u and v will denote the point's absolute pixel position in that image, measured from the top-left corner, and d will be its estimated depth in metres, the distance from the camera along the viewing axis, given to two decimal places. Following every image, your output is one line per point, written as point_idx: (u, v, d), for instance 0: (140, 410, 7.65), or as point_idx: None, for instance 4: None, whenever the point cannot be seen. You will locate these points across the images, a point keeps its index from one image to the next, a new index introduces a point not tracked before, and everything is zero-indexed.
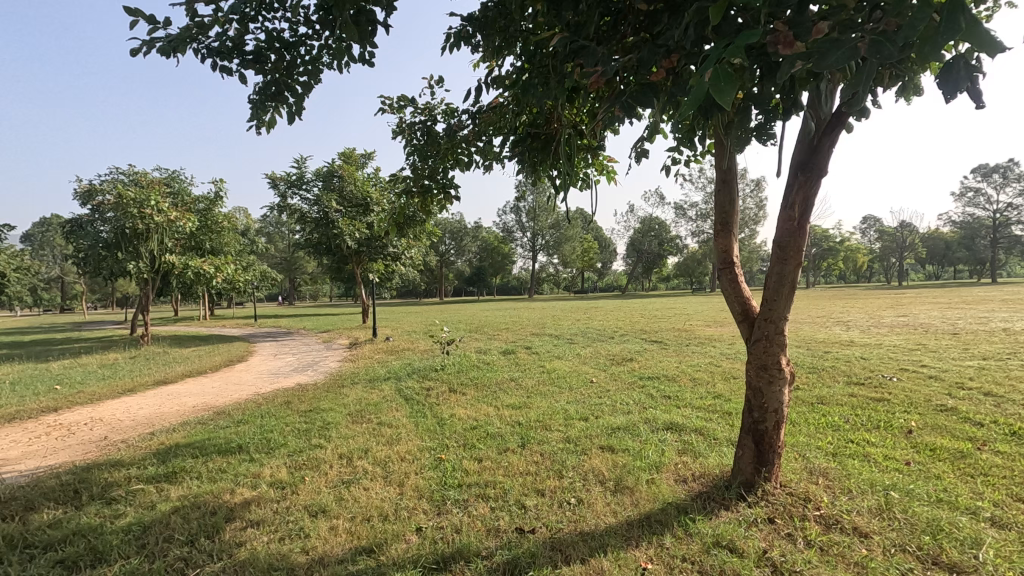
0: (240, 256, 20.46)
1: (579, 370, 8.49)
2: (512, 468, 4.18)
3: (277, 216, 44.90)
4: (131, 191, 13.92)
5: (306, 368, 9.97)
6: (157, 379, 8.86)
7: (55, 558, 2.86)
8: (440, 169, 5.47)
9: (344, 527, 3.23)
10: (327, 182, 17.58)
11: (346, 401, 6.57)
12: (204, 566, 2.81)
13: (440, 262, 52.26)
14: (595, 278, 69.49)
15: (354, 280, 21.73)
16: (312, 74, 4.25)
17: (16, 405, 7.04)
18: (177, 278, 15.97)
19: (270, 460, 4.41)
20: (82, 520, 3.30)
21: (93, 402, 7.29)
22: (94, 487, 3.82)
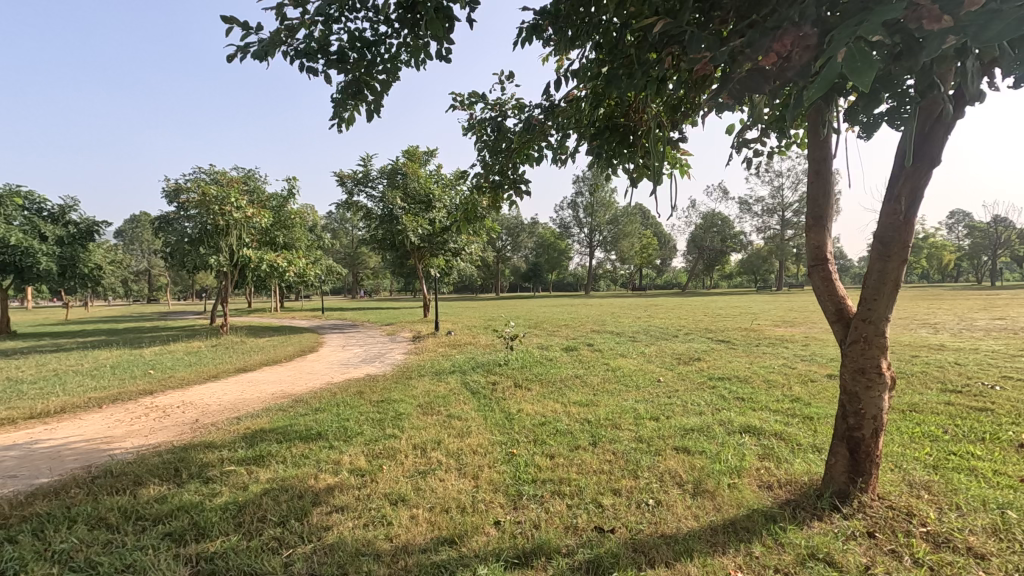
0: (309, 251, 21.35)
1: (645, 368, 8.30)
2: (585, 466, 4.13)
3: (342, 214, 46.77)
4: (213, 189, 14.81)
5: (374, 360, 10.29)
6: (238, 367, 9.39)
7: (164, 531, 3.07)
8: (511, 164, 5.47)
9: (424, 517, 3.29)
10: (392, 180, 18.02)
11: (415, 392, 6.71)
12: (295, 548, 2.93)
13: (496, 258, 52.64)
14: (653, 275, 67.98)
15: (415, 275, 22.20)
16: (391, 71, 4.37)
17: (117, 388, 7.67)
18: (253, 272, 16.89)
19: (349, 448, 4.57)
20: (184, 497, 3.53)
21: (183, 387, 7.83)
22: (192, 466, 4.08)
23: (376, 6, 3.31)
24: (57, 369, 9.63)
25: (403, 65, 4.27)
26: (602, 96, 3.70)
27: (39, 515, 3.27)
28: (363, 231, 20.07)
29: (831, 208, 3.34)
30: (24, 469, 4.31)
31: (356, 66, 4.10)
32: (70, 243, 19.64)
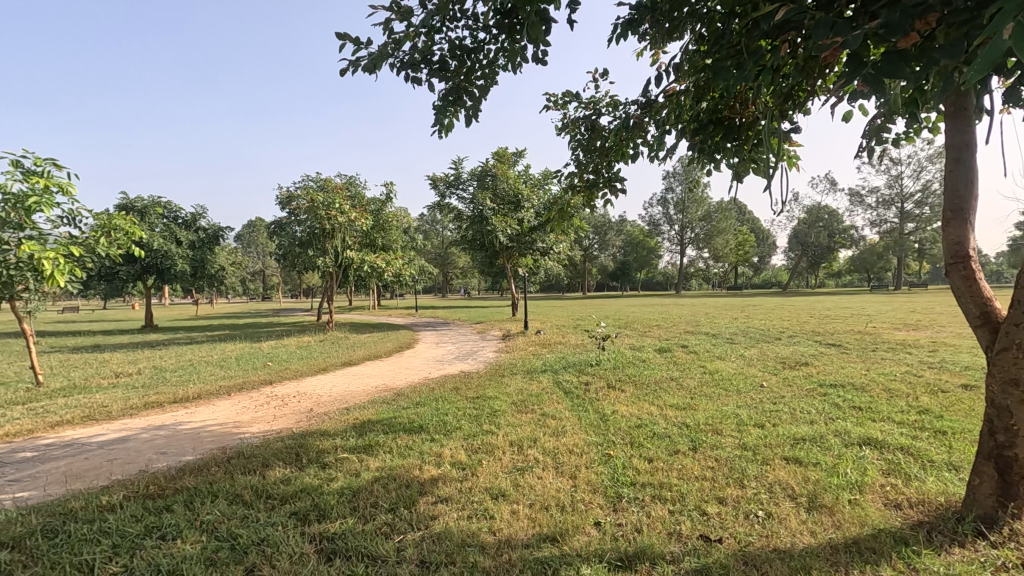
0: (404, 252, 22.36)
1: (745, 372, 7.88)
2: (686, 471, 4.01)
3: (433, 216, 48.67)
4: (321, 196, 15.96)
5: (467, 357, 10.60)
6: (344, 361, 10.07)
7: (290, 510, 3.36)
8: (606, 163, 5.42)
9: (525, 513, 3.35)
10: (482, 181, 18.46)
11: (508, 390, 6.83)
12: (406, 533, 3.10)
13: (583, 256, 52.19)
14: (749, 273, 64.32)
15: (503, 274, 22.57)
16: (490, 76, 4.48)
17: (243, 377, 8.51)
18: (354, 272, 18.01)
19: (449, 442, 4.75)
20: (305, 479, 3.85)
21: (297, 378, 8.53)
22: (310, 452, 4.44)
23: (476, 13, 3.40)
24: (192, 359, 10.83)
25: (500, 69, 4.36)
26: (705, 90, 3.55)
27: (188, 488, 3.70)
28: (453, 231, 20.74)
29: (974, 199, 2.98)
30: (173, 447, 4.90)
31: (456, 73, 4.24)
32: (201, 247, 22.01)
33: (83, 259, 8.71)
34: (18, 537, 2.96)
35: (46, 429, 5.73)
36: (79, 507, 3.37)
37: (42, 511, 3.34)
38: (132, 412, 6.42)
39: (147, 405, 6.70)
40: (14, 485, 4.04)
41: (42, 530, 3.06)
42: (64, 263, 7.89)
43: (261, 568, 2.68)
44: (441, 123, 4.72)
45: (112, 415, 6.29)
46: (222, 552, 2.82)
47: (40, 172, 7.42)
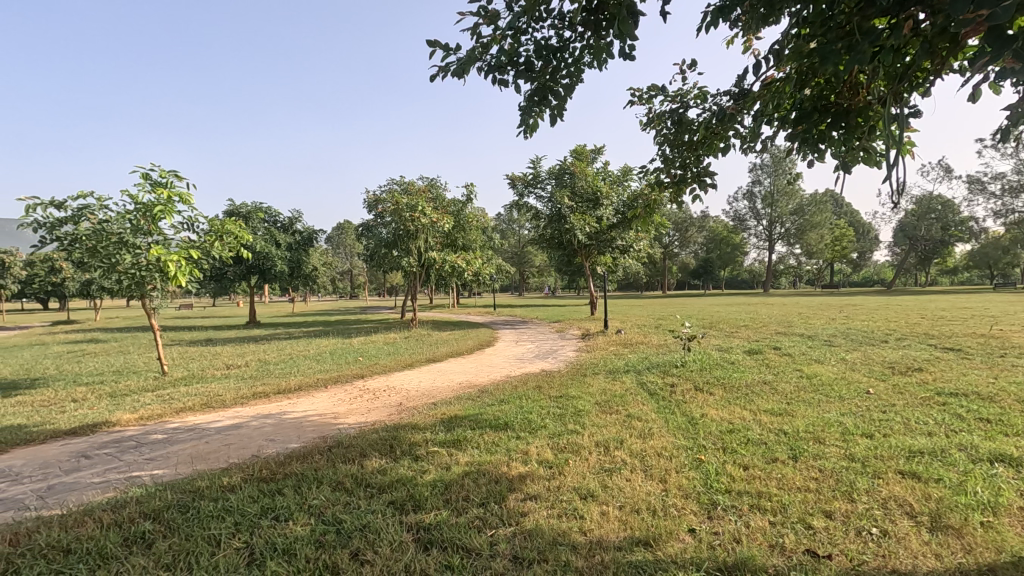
0: (483, 251, 22.73)
1: (849, 377, 7.31)
2: (787, 482, 3.78)
3: (510, 215, 49.30)
4: (406, 198, 16.63)
5: (547, 356, 10.62)
6: (428, 357, 10.43)
7: (388, 499, 3.53)
8: (693, 157, 5.22)
9: (615, 515, 3.31)
10: (560, 180, 18.47)
11: (591, 390, 6.77)
12: (498, 528, 3.16)
13: (663, 254, 50.62)
14: (847, 271, 59.61)
15: (581, 273, 22.38)
16: (575, 75, 4.47)
17: (338, 371, 9.04)
18: (436, 271, 18.57)
19: (534, 440, 4.78)
20: (400, 470, 4.02)
21: (386, 373, 8.94)
22: (403, 444, 4.63)
23: (563, 12, 3.40)
24: (291, 353, 11.65)
25: (586, 67, 4.33)
26: (810, 76, 3.32)
27: (296, 473, 3.98)
28: (531, 230, 20.87)
29: None
30: (280, 435, 5.30)
31: (542, 74, 4.26)
32: (297, 248, 23.63)
33: (201, 261, 9.62)
34: (158, 510, 3.32)
35: (172, 414, 6.39)
36: (205, 485, 3.72)
37: (175, 488, 3.73)
38: (243, 401, 7.02)
39: (256, 395, 7.30)
40: (150, 463, 4.55)
41: (176, 504, 3.41)
42: (185, 265, 8.86)
43: (366, 553, 2.83)
44: (526, 124, 4.77)
45: (226, 403, 6.89)
46: (330, 535, 3.01)
47: (165, 184, 8.30)
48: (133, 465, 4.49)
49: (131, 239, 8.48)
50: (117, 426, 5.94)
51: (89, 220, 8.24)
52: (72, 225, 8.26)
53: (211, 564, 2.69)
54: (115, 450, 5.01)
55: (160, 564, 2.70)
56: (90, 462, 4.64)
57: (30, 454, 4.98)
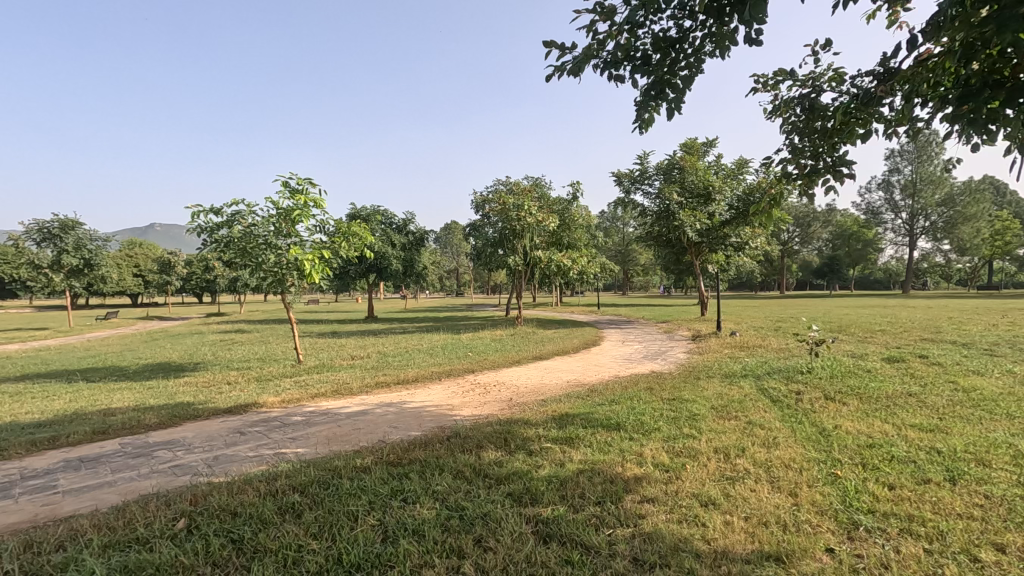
0: (588, 250, 22.57)
1: (1019, 392, 6.31)
2: (943, 506, 3.36)
3: (614, 212, 48.43)
4: (512, 198, 16.92)
5: (656, 357, 10.31)
6: (535, 355, 10.56)
7: (506, 491, 3.64)
8: (827, 145, 4.78)
9: (741, 526, 3.14)
10: (669, 175, 17.97)
11: (707, 394, 6.47)
12: (616, 528, 3.13)
13: (782, 251, 47.02)
14: (1012, 271, 51.25)
15: (690, 271, 21.45)
16: (695, 64, 4.30)
17: (450, 365, 9.45)
18: (541, 270, 18.72)
19: (648, 442, 4.68)
20: (515, 464, 4.13)
21: (495, 369, 9.19)
22: (516, 438, 4.74)
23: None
24: (407, 347, 12.35)
25: (708, 56, 4.15)
26: (978, 47, 2.88)
27: (419, 460, 4.22)
28: (638, 228, 20.38)
29: None
30: (402, 423, 5.66)
31: (659, 66, 4.15)
32: (410, 248, 25.02)
33: (331, 260, 10.49)
34: (303, 485, 3.69)
35: (308, 399, 7.07)
36: (341, 465, 4.07)
37: (317, 465, 4.12)
38: (367, 390, 7.58)
39: (378, 384, 7.85)
40: (293, 441, 5.06)
41: (318, 480, 3.76)
42: (317, 264, 9.72)
43: (488, 540, 2.94)
44: (641, 119, 4.67)
45: (352, 391, 7.48)
46: (454, 521, 3.16)
47: (302, 190, 9.16)
48: (279, 442, 5.03)
49: (274, 240, 9.48)
50: (264, 407, 6.68)
51: (240, 223, 9.34)
52: (227, 228, 9.40)
53: (352, 536, 2.95)
54: (264, 428, 5.64)
55: (309, 533, 3.00)
56: (245, 438, 5.26)
57: (197, 428, 5.75)
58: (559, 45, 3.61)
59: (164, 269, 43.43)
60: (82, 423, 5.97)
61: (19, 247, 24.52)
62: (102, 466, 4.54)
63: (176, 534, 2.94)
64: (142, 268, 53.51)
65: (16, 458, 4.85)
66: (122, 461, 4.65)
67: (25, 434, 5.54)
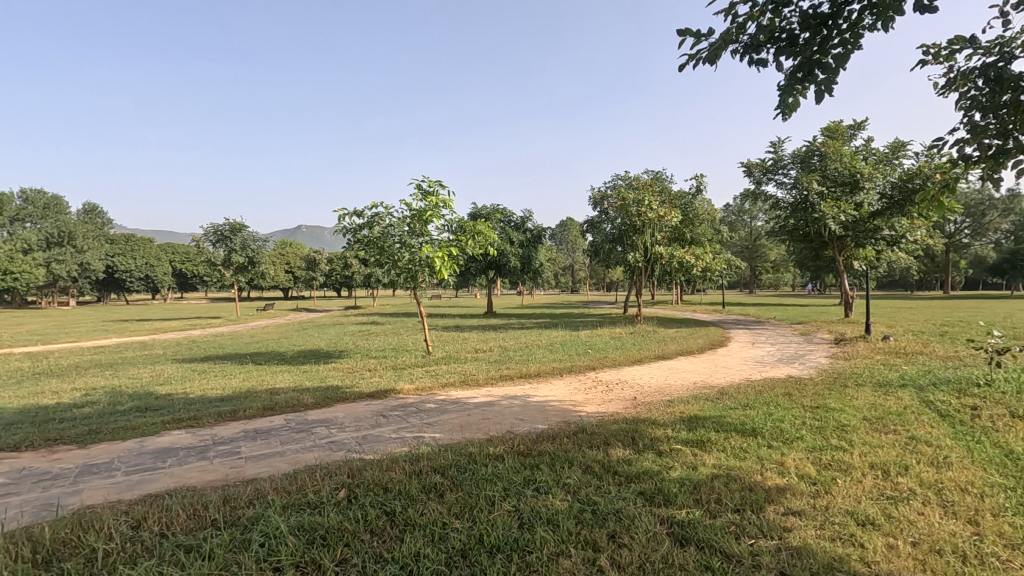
0: (712, 246, 21.39)
1: None
2: None
3: (741, 205, 45.53)
4: (632, 193, 16.48)
5: (793, 360, 9.53)
6: (657, 354, 10.26)
7: (637, 489, 3.60)
8: (1020, 121, 4.08)
9: (908, 552, 2.83)
10: (807, 163, 16.44)
11: (857, 404, 5.86)
12: (758, 539, 2.97)
13: (946, 245, 41.02)
14: None
15: (831, 269, 19.47)
16: (851, 41, 3.92)
17: (570, 362, 9.49)
18: (663, 267, 18.02)
19: (791, 452, 4.35)
20: (645, 463, 4.07)
21: (616, 367, 9.08)
22: (645, 438, 4.65)
23: None
24: (527, 342, 12.61)
25: (867, 31, 3.76)
26: None
27: (548, 452, 4.32)
28: (769, 221, 18.95)
29: None
30: (527, 416, 5.80)
31: (807, 46, 3.83)
32: (528, 245, 25.46)
33: (457, 258, 10.99)
34: (443, 467, 3.94)
35: (440, 388, 7.52)
36: (476, 451, 4.29)
37: (453, 450, 4.38)
38: (493, 382, 7.88)
39: (502, 377, 8.13)
40: (430, 427, 5.43)
41: (456, 464, 4.00)
42: (446, 262, 10.26)
43: (622, 537, 2.94)
44: (784, 105, 4.35)
45: (479, 383, 7.81)
46: (586, 514, 3.20)
47: (433, 192, 9.73)
48: (417, 427, 5.42)
49: (408, 239, 10.18)
50: (401, 393, 7.24)
51: (379, 224, 10.19)
52: (368, 229, 10.28)
53: (490, 520, 3.11)
54: (402, 413, 6.10)
55: (451, 512, 3.21)
56: (387, 421, 5.74)
57: (346, 409, 6.38)
58: (695, 31, 3.48)
59: (310, 265, 48.56)
60: (255, 400, 6.89)
61: (200, 247, 28.80)
62: (273, 437, 5.22)
63: (339, 502, 3.30)
64: (292, 266, 60.17)
65: (208, 425, 5.73)
66: (288, 434, 5.31)
67: (213, 406, 6.53)
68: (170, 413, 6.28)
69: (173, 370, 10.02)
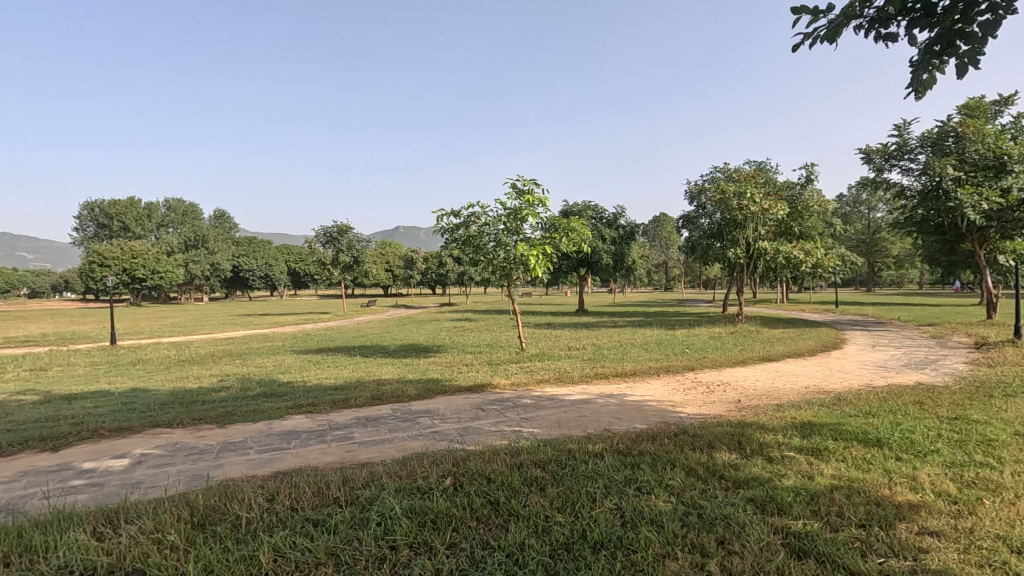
0: (824, 240, 19.77)
1: None
2: None
3: (858, 195, 41.70)
4: (732, 186, 15.60)
5: (923, 366, 8.59)
6: (763, 355, 9.69)
7: (748, 496, 3.43)
8: None
9: None
10: (940, 146, 14.70)
11: (1005, 416, 5.17)
12: (888, 558, 2.72)
13: None
14: None
15: (970, 264, 17.28)
16: (1003, 6, 3.44)
17: (667, 361, 9.22)
18: (768, 263, 16.91)
19: (924, 466, 3.93)
20: (755, 469, 3.86)
21: (717, 368, 8.68)
22: (753, 443, 4.42)
23: None
24: (621, 341, 12.41)
25: None
26: None
27: (649, 452, 4.23)
28: (893, 212, 17.17)
29: None
30: (625, 415, 5.72)
31: (947, 14, 3.41)
32: (620, 242, 25.01)
33: (551, 255, 11.02)
34: (544, 461, 4.00)
35: (535, 384, 7.61)
36: (575, 447, 4.31)
37: (552, 445, 4.43)
38: (588, 380, 7.85)
39: (597, 375, 8.07)
40: (527, 421, 5.53)
41: (556, 460, 4.04)
42: (540, 259, 10.33)
43: (733, 544, 2.82)
44: (917, 82, 3.92)
45: (574, 380, 7.82)
46: (692, 517, 3.11)
47: (527, 190, 9.84)
48: (515, 421, 5.53)
49: (503, 238, 10.40)
50: (498, 388, 7.42)
51: (475, 224, 10.49)
52: (464, 228, 10.61)
53: (593, 516, 3.11)
54: (500, 407, 6.26)
55: (554, 506, 3.25)
56: (486, 414, 5.91)
57: (446, 401, 6.66)
58: (811, 10, 3.25)
59: (408, 263, 50.95)
60: (364, 389, 7.38)
61: (312, 248, 31.25)
62: (383, 425, 5.57)
63: (447, 489, 3.46)
64: (392, 264, 63.48)
65: (325, 412, 6.23)
66: (395, 423, 5.64)
67: (328, 395, 7.08)
68: (292, 399, 6.90)
69: (291, 360, 10.99)
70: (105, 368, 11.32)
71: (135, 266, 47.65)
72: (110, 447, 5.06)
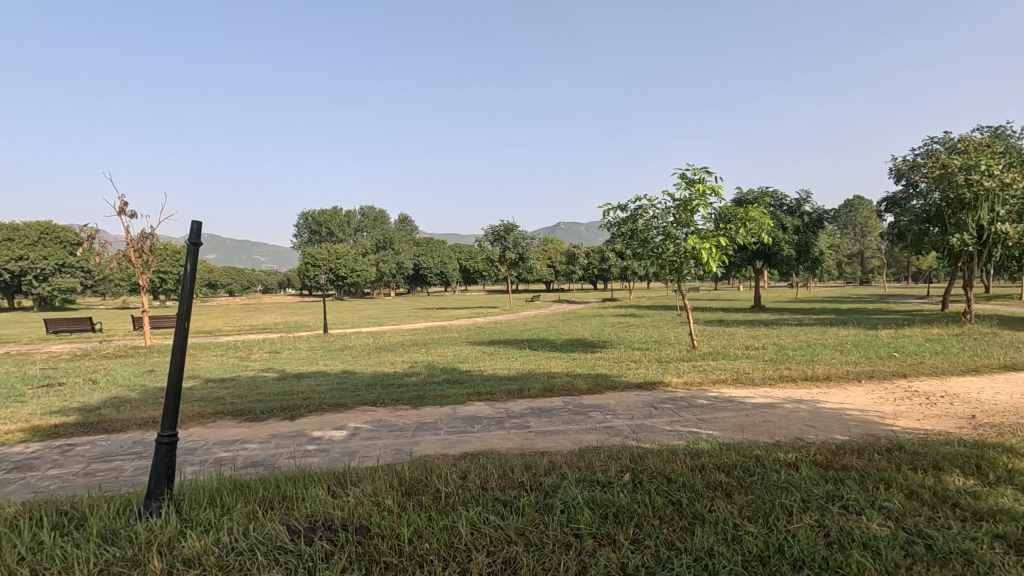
0: None
1: None
2: None
3: None
4: (958, 159, 12.97)
5: None
6: (1003, 362, 7.95)
7: (994, 530, 2.86)
8: None
9: None
10: None
11: None
12: None
13: None
14: None
15: None
16: None
17: (870, 365, 8.05)
18: (1009, 250, 13.69)
19: None
20: (1004, 501, 3.19)
21: (938, 375, 7.34)
22: (998, 469, 3.65)
23: None
24: (810, 341, 11.13)
25: None
26: None
27: (855, 468, 3.74)
28: None
29: None
30: (820, 423, 5.14)
31: None
32: (805, 231, 22.38)
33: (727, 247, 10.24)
34: (728, 466, 3.77)
35: (711, 384, 7.21)
36: (763, 454, 3.99)
37: (737, 450, 4.15)
38: (772, 383, 7.20)
39: (782, 378, 7.36)
40: (705, 423, 5.26)
41: (742, 465, 3.79)
42: (714, 252, 9.67)
43: None
44: None
45: (755, 381, 7.23)
46: (918, 547, 2.69)
47: (698, 179, 9.31)
48: (692, 422, 5.30)
49: (672, 230, 9.98)
50: (670, 386, 7.18)
51: (643, 218, 10.23)
52: (630, 222, 10.41)
53: (789, 530, 2.86)
54: (674, 406, 6.05)
55: (743, 514, 3.05)
56: (660, 412, 5.76)
57: (617, 397, 6.63)
58: None
59: (570, 258, 51.63)
60: (536, 381, 7.69)
61: (482, 246, 33.29)
62: (556, 416, 5.75)
63: (627, 484, 3.45)
64: (555, 260, 64.80)
65: (502, 400, 6.62)
66: (568, 415, 5.78)
67: (504, 384, 7.52)
68: (472, 387, 7.47)
69: (468, 350, 11.88)
70: (321, 352, 13.41)
71: (338, 266, 55.50)
72: (331, 419, 6.00)
